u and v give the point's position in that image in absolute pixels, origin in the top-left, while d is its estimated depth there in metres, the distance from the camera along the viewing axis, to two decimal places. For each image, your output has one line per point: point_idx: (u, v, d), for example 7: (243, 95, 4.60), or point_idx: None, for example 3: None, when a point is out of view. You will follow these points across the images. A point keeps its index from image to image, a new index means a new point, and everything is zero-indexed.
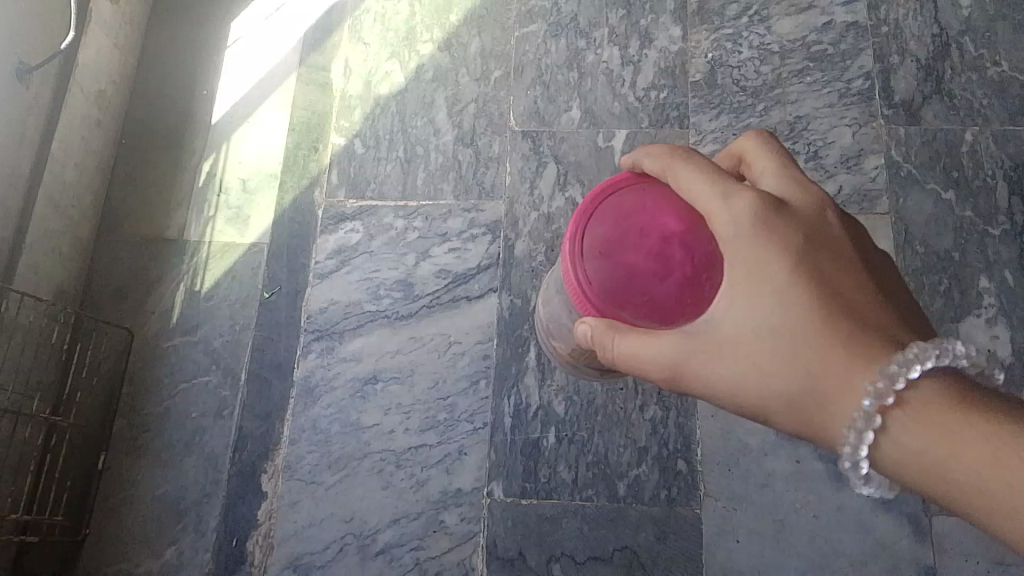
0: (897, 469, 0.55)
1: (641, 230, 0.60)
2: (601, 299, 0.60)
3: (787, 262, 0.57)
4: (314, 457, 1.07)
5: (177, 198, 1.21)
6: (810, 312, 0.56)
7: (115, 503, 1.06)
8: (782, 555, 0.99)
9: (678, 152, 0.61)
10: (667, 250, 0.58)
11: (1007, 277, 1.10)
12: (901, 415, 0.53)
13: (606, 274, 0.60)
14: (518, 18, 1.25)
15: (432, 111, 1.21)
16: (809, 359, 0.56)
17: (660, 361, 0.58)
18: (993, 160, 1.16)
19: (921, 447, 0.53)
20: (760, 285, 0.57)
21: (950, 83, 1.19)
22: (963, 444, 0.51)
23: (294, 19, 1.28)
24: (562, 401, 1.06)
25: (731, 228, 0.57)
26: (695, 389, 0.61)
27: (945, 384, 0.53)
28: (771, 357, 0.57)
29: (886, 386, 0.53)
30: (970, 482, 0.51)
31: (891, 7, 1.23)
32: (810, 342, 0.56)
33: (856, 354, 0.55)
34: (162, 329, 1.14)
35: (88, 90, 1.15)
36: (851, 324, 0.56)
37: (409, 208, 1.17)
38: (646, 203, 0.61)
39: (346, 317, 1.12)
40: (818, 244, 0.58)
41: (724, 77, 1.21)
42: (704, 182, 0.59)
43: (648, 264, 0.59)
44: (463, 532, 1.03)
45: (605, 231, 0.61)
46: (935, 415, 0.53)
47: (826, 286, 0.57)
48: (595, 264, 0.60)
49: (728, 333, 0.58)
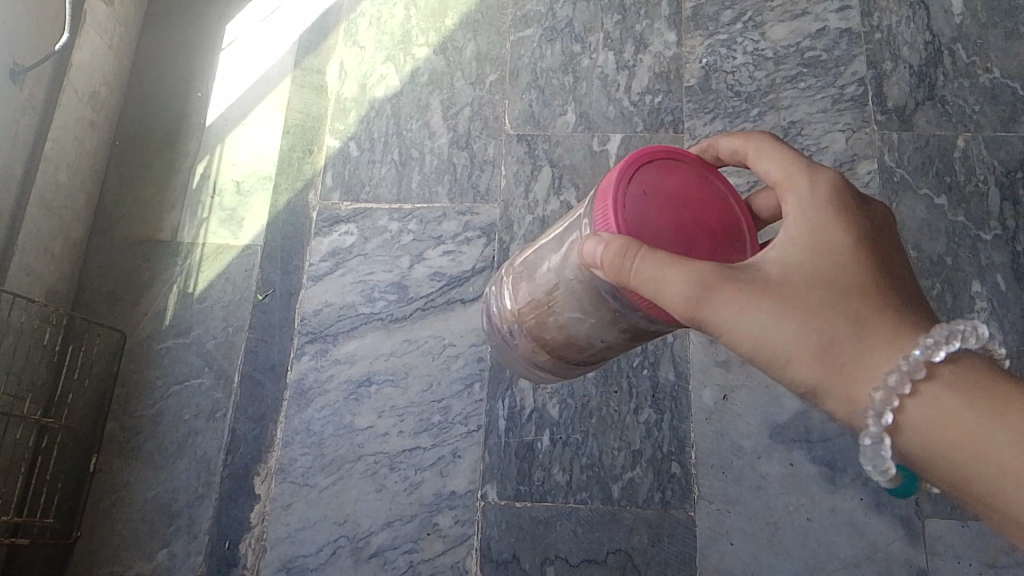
0: (922, 431, 0.56)
1: (687, 200, 0.63)
2: (629, 228, 0.60)
3: (851, 231, 0.61)
4: (307, 460, 1.06)
5: (171, 199, 1.21)
6: (867, 274, 0.59)
7: (106, 505, 1.05)
8: (776, 558, 0.98)
9: (766, 134, 0.68)
10: (694, 233, 0.62)
11: (999, 281, 1.11)
12: (949, 370, 0.56)
13: (641, 209, 0.61)
14: (513, 22, 1.26)
15: (427, 114, 1.21)
16: (855, 313, 0.58)
17: (694, 284, 0.57)
18: (985, 165, 1.17)
19: (960, 406, 0.55)
20: (825, 243, 0.60)
21: (941, 89, 1.20)
22: (1008, 409, 0.53)
23: (290, 22, 1.29)
24: (556, 403, 1.06)
25: (808, 197, 0.62)
26: (715, 325, 0.58)
27: (998, 371, 0.56)
28: (816, 303, 0.58)
29: (943, 339, 0.56)
30: (997, 445, 0.53)
31: (884, 14, 1.24)
32: (859, 298, 0.58)
33: (902, 321, 0.58)
34: (155, 331, 1.14)
35: (81, 90, 1.14)
36: (899, 299, 0.59)
37: (403, 211, 1.17)
38: (698, 181, 0.64)
39: (340, 319, 1.12)
40: (879, 232, 0.63)
41: (718, 82, 1.21)
42: (789, 159, 0.65)
43: (673, 231, 0.61)
44: (457, 534, 1.02)
45: (658, 177, 0.63)
46: (972, 381, 0.56)
47: (882, 261, 0.61)
48: (636, 194, 0.61)
49: (777, 279, 0.59)
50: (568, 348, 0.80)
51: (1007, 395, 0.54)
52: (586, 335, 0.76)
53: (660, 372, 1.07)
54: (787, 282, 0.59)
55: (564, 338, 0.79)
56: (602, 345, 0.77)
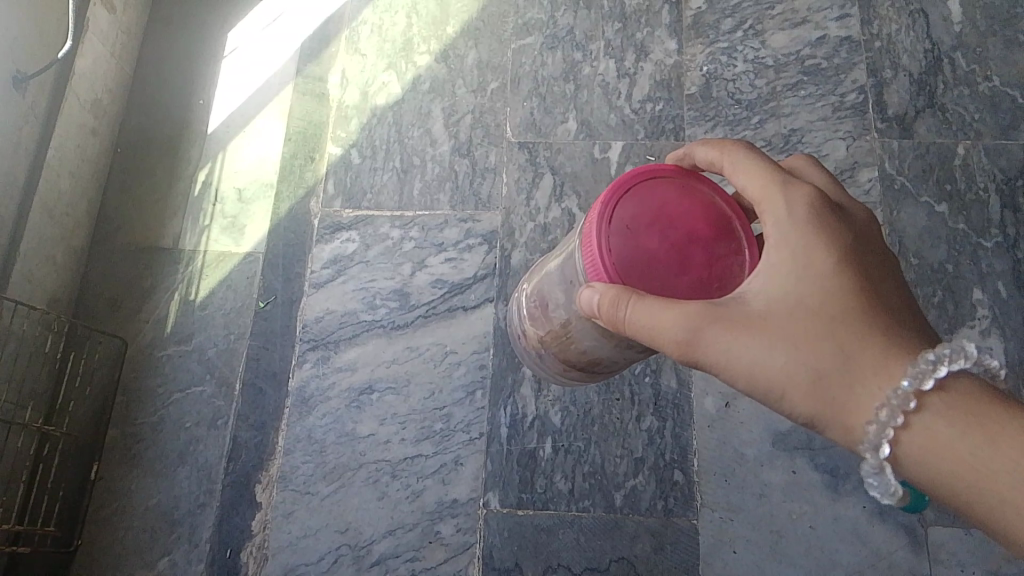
0: (922, 460, 0.57)
1: (672, 221, 0.62)
2: (618, 271, 0.61)
3: (834, 250, 0.60)
4: (308, 468, 1.06)
5: (173, 207, 1.21)
6: (852, 297, 0.59)
7: (106, 513, 1.05)
8: (779, 567, 0.98)
9: (741, 142, 0.67)
10: (689, 250, 0.62)
11: (1000, 289, 1.11)
12: (940, 398, 0.56)
13: (627, 247, 0.62)
14: (515, 30, 1.26)
15: (429, 121, 1.22)
16: (843, 342, 0.59)
17: (683, 326, 0.58)
18: (986, 172, 1.17)
19: (955, 433, 0.55)
20: (809, 269, 0.60)
21: (942, 97, 1.21)
22: (1002, 435, 0.53)
23: (292, 29, 1.29)
24: (558, 411, 1.06)
25: (788, 217, 0.61)
26: (708, 362, 0.60)
27: (991, 391, 0.56)
28: (804, 336, 0.59)
29: (928, 369, 0.56)
30: (999, 474, 0.53)
31: (884, 22, 1.25)
32: (847, 326, 0.59)
33: (891, 343, 0.58)
34: (156, 338, 1.13)
35: (84, 99, 1.14)
36: (887, 318, 0.59)
37: (405, 218, 1.17)
38: (680, 198, 0.63)
39: (341, 326, 1.12)
40: (864, 244, 0.62)
41: (719, 90, 1.22)
42: (766, 173, 0.63)
43: (666, 256, 0.62)
44: (458, 543, 1.02)
45: (639, 205, 0.63)
46: (967, 406, 0.55)
47: (868, 279, 0.60)
48: (620, 233, 0.62)
49: (764, 312, 0.59)
50: (592, 365, 0.83)
51: (1000, 419, 0.54)
52: (609, 356, 0.79)
53: (662, 380, 1.07)
54: (773, 313, 0.59)
55: (587, 360, 0.82)
56: (625, 360, 0.80)
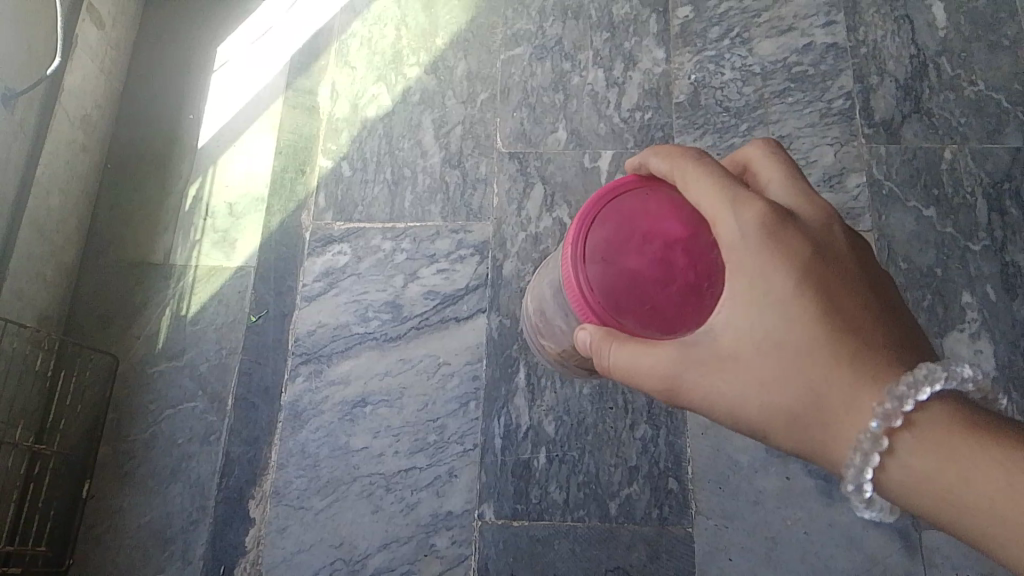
0: (903, 493, 0.57)
1: (644, 235, 0.61)
2: (604, 305, 0.61)
3: (794, 276, 0.58)
4: (302, 482, 1.05)
5: (163, 222, 1.21)
6: (816, 327, 0.58)
7: (99, 532, 1.04)
8: (775, 573, 0.98)
9: (689, 150, 0.63)
10: (671, 255, 0.59)
11: (989, 292, 1.11)
12: (910, 436, 0.56)
13: (607, 279, 0.61)
14: (504, 41, 1.27)
15: (419, 133, 1.22)
16: (810, 377, 0.58)
17: (659, 373, 0.61)
18: (973, 177, 1.18)
19: (929, 469, 0.55)
20: (769, 298, 0.58)
21: (928, 102, 1.22)
22: (972, 471, 0.53)
23: (280, 43, 1.29)
24: (552, 421, 1.06)
25: (741, 238, 0.58)
26: (689, 402, 0.63)
27: (964, 417, 0.56)
28: (774, 374, 0.59)
29: (896, 406, 0.55)
30: (977, 508, 0.53)
31: (869, 29, 1.26)
32: (814, 359, 0.58)
33: (860, 374, 0.57)
34: (148, 354, 1.13)
35: (72, 115, 1.14)
36: (856, 343, 0.58)
37: (396, 229, 1.17)
38: (648, 208, 0.62)
39: (334, 339, 1.12)
40: (825, 258, 0.60)
41: (707, 98, 1.23)
42: (714, 189, 0.60)
43: (651, 270, 0.60)
44: (454, 555, 1.02)
45: (609, 232, 0.62)
46: (941, 439, 0.55)
47: (831, 302, 0.59)
48: (596, 267, 0.61)
49: (731, 351, 0.60)
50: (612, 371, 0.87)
51: (971, 454, 0.54)
52: None
53: None
54: (742, 352, 0.60)
55: None
56: None
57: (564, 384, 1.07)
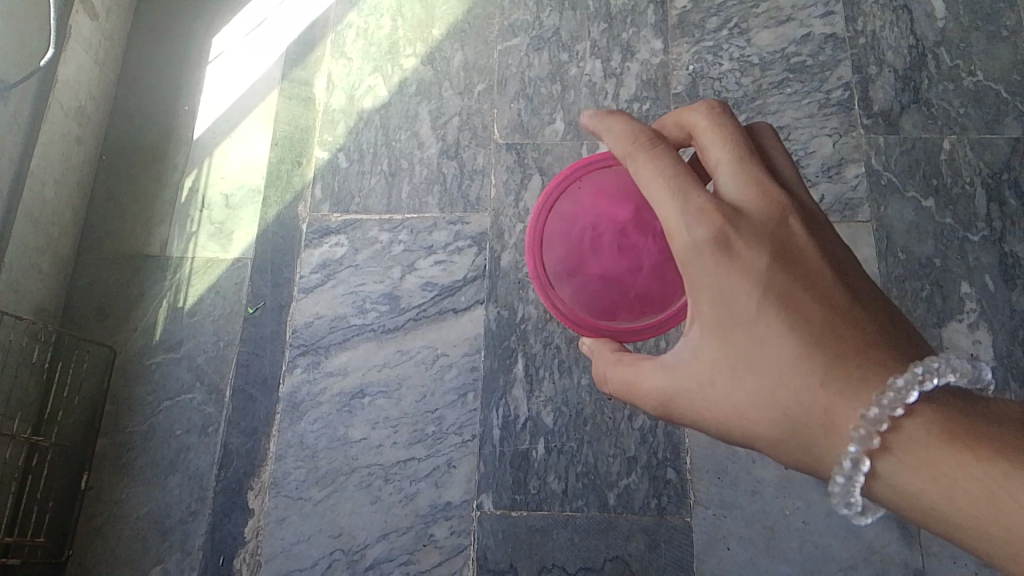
0: (899, 510, 0.53)
1: (592, 235, 0.72)
2: (586, 310, 0.73)
3: (753, 282, 0.57)
4: (300, 473, 1.05)
5: (159, 214, 1.20)
6: (779, 340, 0.56)
7: (97, 524, 1.04)
8: (773, 562, 0.98)
9: (641, 138, 0.62)
10: (624, 241, 0.70)
11: (987, 281, 1.11)
12: (891, 457, 0.51)
13: (579, 290, 0.73)
14: (501, 32, 1.26)
15: (416, 124, 1.22)
16: (786, 395, 0.56)
17: (650, 394, 0.63)
18: (971, 166, 1.18)
19: (913, 487, 0.51)
20: (730, 309, 0.57)
21: (926, 92, 1.22)
22: (954, 488, 0.48)
23: (275, 35, 1.28)
24: (550, 412, 1.06)
25: (692, 246, 0.58)
26: (685, 424, 0.63)
27: (946, 423, 0.50)
28: (750, 393, 0.57)
29: (871, 430, 0.52)
30: (971, 527, 0.48)
31: (867, 19, 1.25)
32: (784, 376, 0.56)
33: (834, 390, 0.54)
34: (146, 346, 1.13)
35: (67, 106, 1.14)
36: (826, 355, 0.55)
37: (394, 221, 1.17)
38: (583, 208, 0.73)
39: (331, 331, 1.12)
40: (783, 259, 0.57)
41: (705, 89, 1.22)
42: (663, 195, 0.59)
43: (612, 264, 0.71)
44: (453, 546, 1.02)
45: (560, 247, 0.73)
46: (923, 455, 0.50)
47: (794, 309, 0.56)
48: (566, 285, 0.73)
49: (703, 370, 0.59)
50: None
51: (953, 469, 0.48)
52: None
53: None
54: (713, 370, 0.59)
55: None
56: None
57: (562, 375, 1.07)
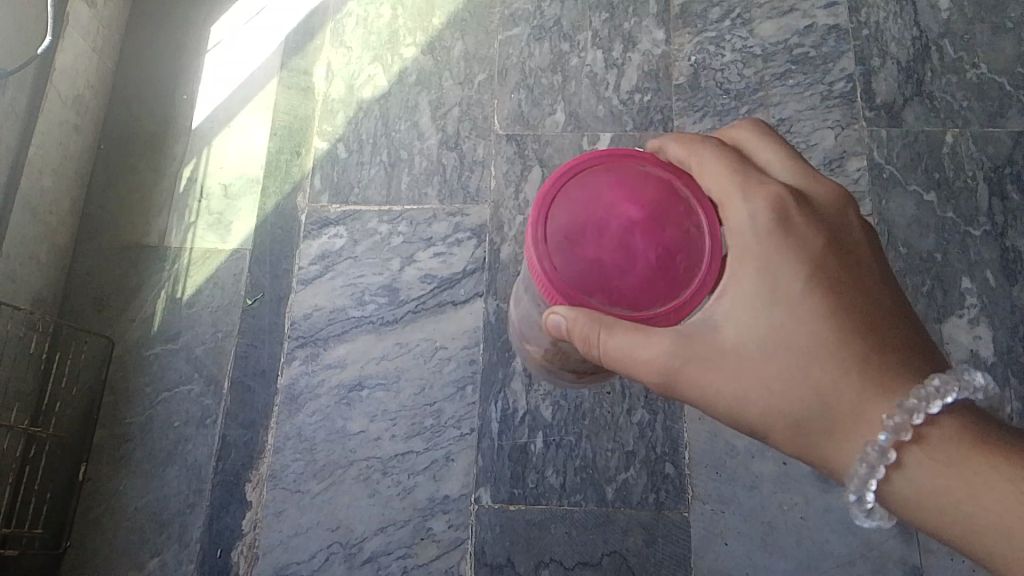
0: (910, 505, 0.58)
1: (603, 221, 0.58)
2: (569, 287, 0.58)
3: (805, 264, 0.59)
4: (298, 466, 1.05)
5: (156, 204, 1.19)
6: (822, 321, 0.59)
7: (97, 514, 1.04)
8: (770, 557, 0.99)
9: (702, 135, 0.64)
10: (632, 242, 0.57)
11: (989, 278, 1.11)
12: (919, 449, 0.57)
13: (572, 263, 0.58)
14: (501, 22, 1.25)
15: (416, 114, 1.21)
16: (818, 369, 0.59)
17: (660, 364, 0.60)
18: (974, 161, 1.17)
19: (937, 483, 0.56)
20: (778, 287, 0.59)
21: (930, 86, 1.21)
22: (984, 487, 0.54)
23: (273, 23, 1.27)
24: (549, 405, 1.06)
25: (748, 223, 0.60)
26: (688, 396, 0.62)
27: (975, 431, 0.57)
28: (779, 369, 0.59)
29: (907, 418, 0.56)
30: (987, 525, 0.55)
31: (872, 10, 1.24)
32: (819, 357, 0.59)
33: (867, 378, 0.58)
34: (144, 337, 1.13)
35: (64, 94, 1.13)
36: (864, 343, 0.59)
37: (392, 213, 1.16)
38: (603, 190, 0.58)
39: (330, 323, 1.11)
40: (836, 249, 0.61)
41: (707, 80, 1.21)
42: (726, 172, 0.61)
43: (614, 257, 0.57)
44: (451, 538, 1.02)
45: (568, 212, 0.59)
46: (951, 456, 0.56)
47: (839, 297, 0.59)
48: (559, 250, 0.58)
49: (734, 344, 0.60)
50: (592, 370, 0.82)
51: (984, 471, 0.55)
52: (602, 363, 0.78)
53: None
54: (745, 346, 0.60)
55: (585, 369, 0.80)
56: None
57: None
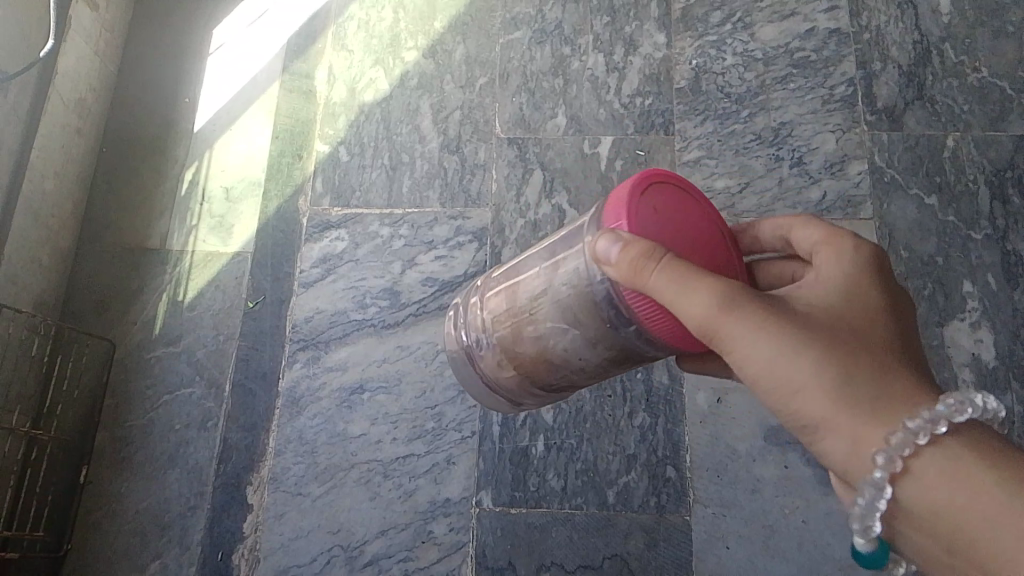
0: (936, 489, 0.49)
1: (684, 231, 0.57)
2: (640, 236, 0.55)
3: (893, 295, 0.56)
4: (300, 469, 1.05)
5: (158, 208, 1.20)
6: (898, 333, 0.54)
7: (97, 517, 1.04)
8: (772, 561, 0.98)
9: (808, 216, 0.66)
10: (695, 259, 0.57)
11: (990, 281, 1.11)
12: (969, 431, 0.50)
13: (652, 228, 0.56)
14: (502, 25, 1.25)
15: (417, 118, 1.21)
16: (882, 352, 0.53)
17: (721, 299, 0.51)
18: (975, 164, 1.17)
19: (979, 465, 0.48)
20: (863, 297, 0.55)
21: (931, 90, 1.21)
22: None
23: (275, 27, 1.27)
24: (550, 409, 1.06)
25: (851, 258, 0.57)
26: (725, 347, 0.52)
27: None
28: (847, 346, 0.52)
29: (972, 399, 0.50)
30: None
31: (873, 14, 1.25)
32: (889, 354, 0.53)
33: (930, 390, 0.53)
34: (145, 340, 1.13)
35: (67, 98, 1.13)
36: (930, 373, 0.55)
37: (394, 216, 1.16)
38: (699, 218, 0.58)
39: (331, 326, 1.11)
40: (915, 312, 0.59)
41: (709, 84, 1.21)
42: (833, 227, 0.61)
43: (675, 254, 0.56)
44: (452, 542, 1.02)
45: (670, 199, 0.58)
46: (999, 449, 0.49)
47: (911, 332, 0.56)
48: (648, 211, 0.56)
49: (803, 314, 0.53)
50: (539, 366, 0.69)
51: None
52: (564, 357, 0.66)
53: (654, 376, 1.07)
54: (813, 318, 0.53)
55: (536, 354, 0.68)
56: (575, 374, 0.67)
57: None
